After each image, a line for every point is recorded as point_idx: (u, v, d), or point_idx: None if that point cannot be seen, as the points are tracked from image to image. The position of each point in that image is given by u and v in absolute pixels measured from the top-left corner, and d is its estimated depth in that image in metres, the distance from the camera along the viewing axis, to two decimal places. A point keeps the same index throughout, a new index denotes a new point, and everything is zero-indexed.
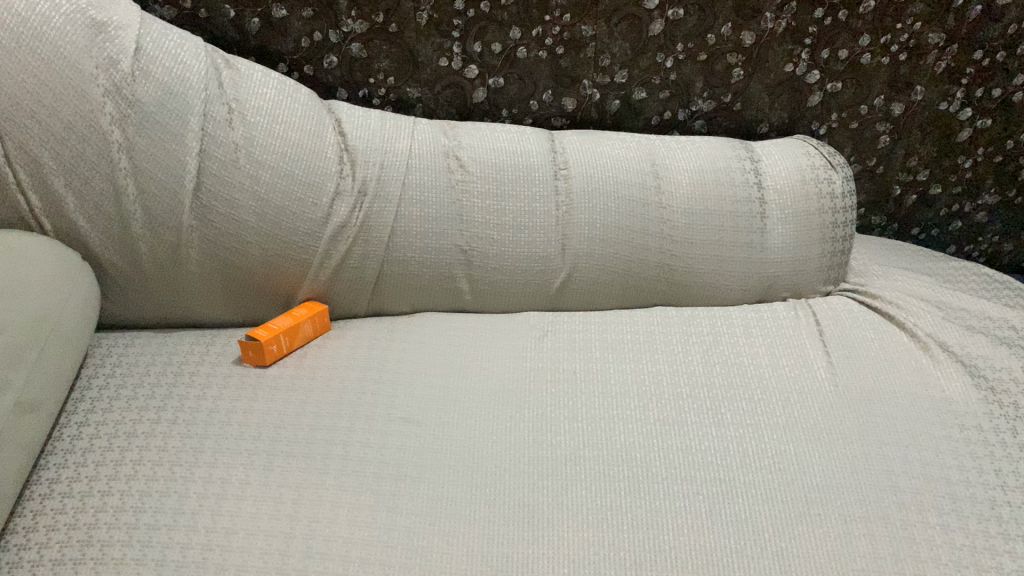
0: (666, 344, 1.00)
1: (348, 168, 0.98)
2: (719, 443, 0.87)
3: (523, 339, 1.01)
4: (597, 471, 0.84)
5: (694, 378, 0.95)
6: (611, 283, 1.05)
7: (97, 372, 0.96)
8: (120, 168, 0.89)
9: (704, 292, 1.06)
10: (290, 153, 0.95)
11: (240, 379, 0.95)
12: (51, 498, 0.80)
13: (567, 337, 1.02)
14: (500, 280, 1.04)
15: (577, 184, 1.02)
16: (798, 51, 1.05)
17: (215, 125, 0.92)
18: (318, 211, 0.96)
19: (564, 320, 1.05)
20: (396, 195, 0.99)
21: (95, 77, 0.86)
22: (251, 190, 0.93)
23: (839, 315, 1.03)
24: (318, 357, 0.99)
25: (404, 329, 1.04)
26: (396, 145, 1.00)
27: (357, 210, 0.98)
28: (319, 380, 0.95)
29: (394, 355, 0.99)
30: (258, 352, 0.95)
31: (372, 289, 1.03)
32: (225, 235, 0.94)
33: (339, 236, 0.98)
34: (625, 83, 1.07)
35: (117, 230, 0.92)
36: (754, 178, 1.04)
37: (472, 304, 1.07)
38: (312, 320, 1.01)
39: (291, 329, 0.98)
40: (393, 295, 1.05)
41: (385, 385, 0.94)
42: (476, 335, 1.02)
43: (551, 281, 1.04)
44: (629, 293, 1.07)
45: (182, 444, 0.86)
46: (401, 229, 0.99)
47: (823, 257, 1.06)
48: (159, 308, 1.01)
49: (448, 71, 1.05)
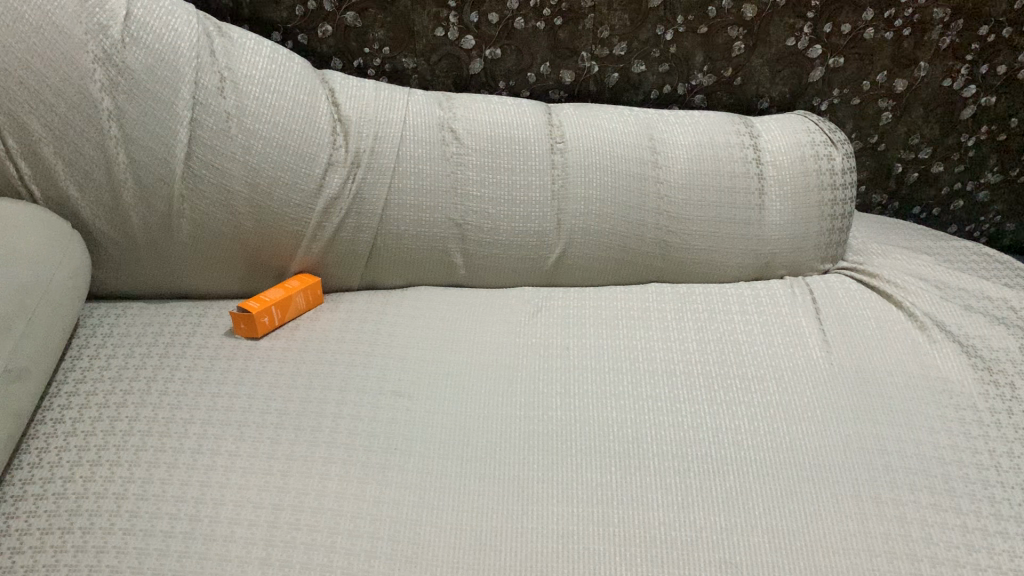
0: (662, 319, 0.99)
1: (341, 139, 0.97)
2: (712, 421, 0.86)
3: (517, 312, 1.00)
4: (588, 446, 0.84)
5: (688, 355, 0.94)
6: (606, 259, 1.04)
7: (87, 341, 0.95)
8: (110, 136, 0.88)
9: (701, 268, 1.05)
10: (283, 123, 0.94)
11: (231, 351, 0.94)
12: (40, 467, 0.80)
13: (561, 311, 1.00)
14: (495, 255, 1.02)
15: (574, 157, 1.00)
16: (800, 25, 1.04)
17: (207, 94, 0.91)
18: (311, 181, 0.95)
19: (559, 294, 1.04)
20: (390, 166, 0.97)
21: (84, 43, 0.86)
22: (243, 161, 0.92)
23: (836, 293, 1.02)
24: (309, 330, 0.98)
25: (396, 302, 1.02)
26: (391, 116, 0.98)
27: (350, 182, 0.97)
28: (311, 353, 0.94)
29: (386, 328, 0.98)
30: (249, 324, 0.95)
31: (365, 262, 1.02)
32: (216, 205, 0.94)
33: (332, 207, 0.97)
34: (624, 55, 1.05)
35: (108, 198, 0.92)
36: (753, 153, 1.03)
37: (466, 279, 1.05)
38: (306, 293, 0.99)
39: (284, 302, 0.97)
40: (386, 268, 1.03)
41: (377, 358, 0.93)
42: (468, 308, 1.01)
43: (545, 256, 1.03)
44: (624, 269, 1.05)
45: (172, 415, 0.86)
46: (395, 202, 0.98)
47: (821, 234, 1.05)
48: (150, 278, 1.00)
49: (445, 41, 1.03)
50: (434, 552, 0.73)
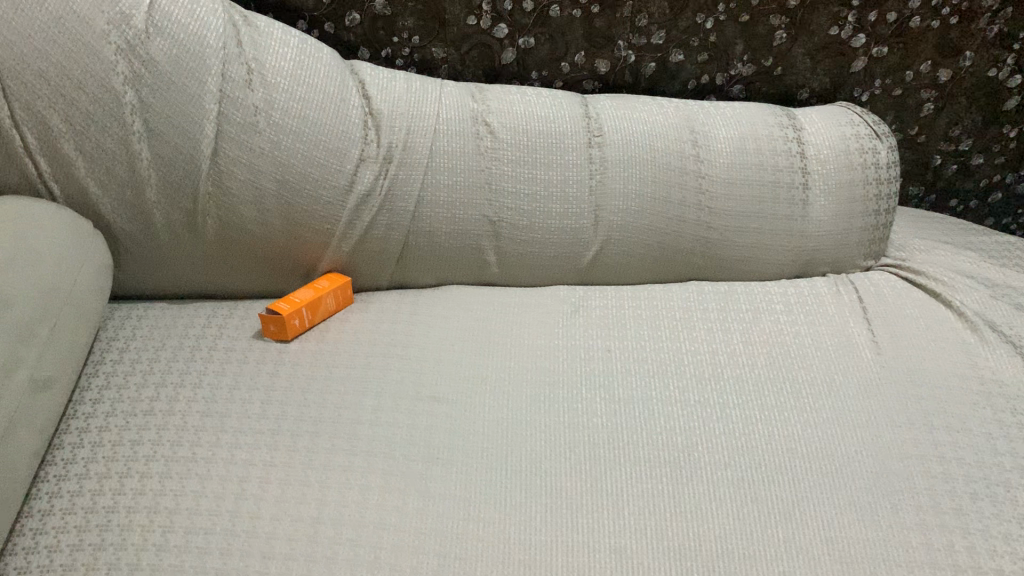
0: (704, 320, 0.95)
1: (373, 134, 0.93)
2: (763, 428, 0.83)
3: (554, 313, 0.97)
4: (637, 455, 0.81)
5: (735, 358, 0.91)
6: (645, 257, 1.00)
7: (110, 344, 0.91)
8: (133, 131, 0.85)
9: (741, 266, 1.02)
10: (313, 117, 0.90)
11: (261, 355, 0.91)
12: (67, 480, 0.76)
13: (600, 312, 0.97)
14: (531, 253, 0.99)
15: (612, 152, 0.97)
16: (844, 13, 1.00)
17: (234, 87, 0.87)
18: (341, 177, 0.91)
19: (597, 293, 1.00)
20: (423, 162, 0.93)
21: (106, 34, 0.83)
22: (271, 156, 0.89)
23: (881, 292, 0.99)
24: (340, 332, 0.94)
25: (429, 301, 0.99)
26: (424, 108, 0.94)
27: (382, 177, 0.93)
28: (344, 358, 0.90)
29: (420, 330, 0.94)
30: (279, 326, 0.91)
31: (396, 261, 0.98)
32: (243, 201, 0.90)
33: (363, 205, 0.93)
34: (662, 44, 1.02)
35: (131, 195, 0.89)
36: (797, 147, 1.00)
37: (500, 278, 1.02)
38: (337, 292, 0.96)
39: (314, 303, 0.93)
40: (417, 268, 1.00)
41: (413, 361, 0.90)
42: (503, 308, 0.98)
43: (582, 255, 0.99)
44: (663, 268, 1.02)
45: (203, 423, 0.82)
46: (428, 198, 0.94)
47: (865, 231, 1.02)
48: (173, 278, 0.97)
49: (477, 30, 0.99)
50: (482, 568, 0.70)
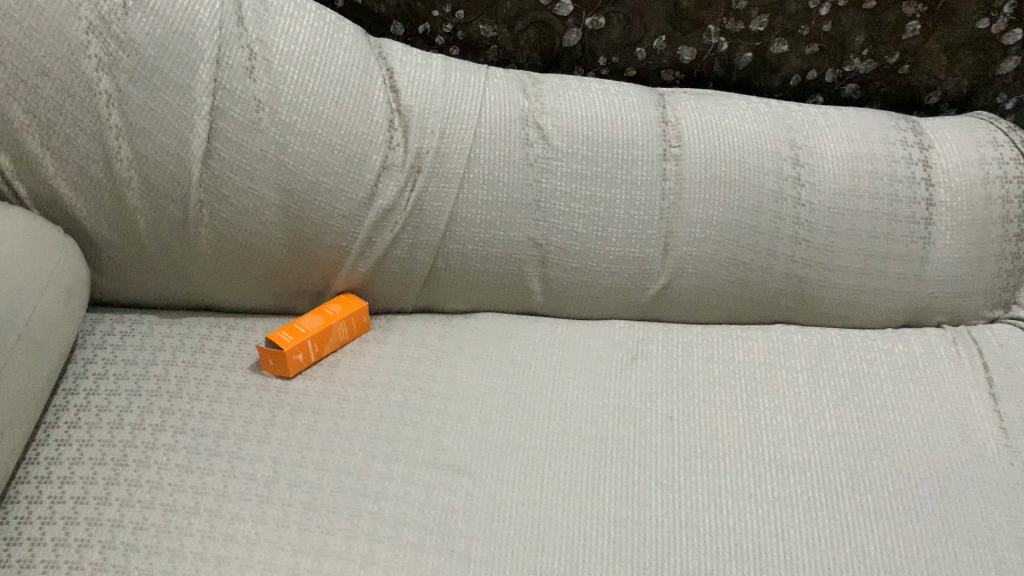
0: (789, 382, 0.79)
1: (400, 135, 0.77)
2: (858, 539, 0.67)
3: (606, 360, 0.81)
4: (699, 566, 0.65)
5: (824, 439, 0.74)
6: (721, 295, 0.83)
7: (86, 369, 0.78)
8: (109, 126, 0.71)
9: (838, 311, 0.84)
10: (327, 115, 0.74)
11: (257, 394, 0.77)
12: (17, 547, 0.64)
13: (662, 361, 0.81)
14: (584, 283, 0.82)
15: (691, 167, 0.79)
16: (999, 3, 0.79)
17: (232, 75, 0.71)
18: (359, 188, 0.76)
19: (660, 335, 0.83)
20: (459, 172, 0.77)
21: (75, 8, 0.68)
22: (275, 160, 0.74)
23: (1013, 357, 0.80)
24: (352, 369, 0.80)
25: (459, 333, 0.83)
26: (463, 105, 0.77)
27: (408, 190, 0.77)
28: (353, 406, 0.76)
29: (445, 372, 0.79)
30: (279, 361, 0.77)
31: (422, 284, 0.83)
32: (241, 211, 0.76)
33: (384, 222, 0.78)
34: (763, 31, 0.82)
35: (110, 199, 0.75)
36: (921, 171, 0.80)
37: (545, 308, 0.85)
38: (352, 319, 0.81)
39: (322, 334, 0.79)
40: (448, 293, 0.84)
41: (434, 415, 0.75)
42: (546, 349, 0.82)
43: (645, 289, 0.83)
44: (743, 308, 0.84)
45: (181, 481, 0.69)
46: (462, 215, 0.78)
47: (997, 277, 0.82)
48: (164, 290, 0.83)
49: (535, 6, 0.81)
50: None
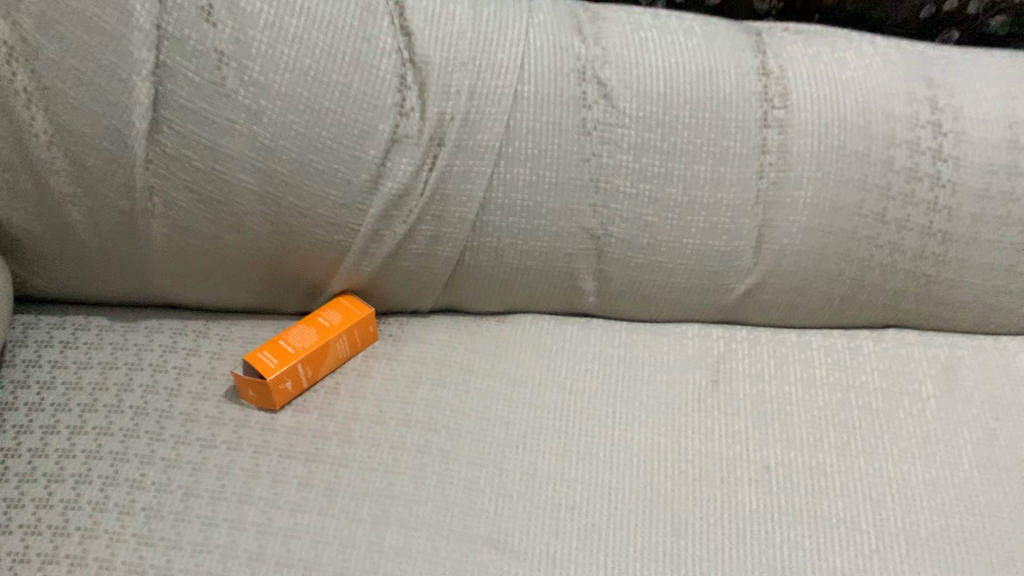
0: (913, 416, 0.62)
1: (414, 96, 0.57)
2: None
3: (679, 384, 0.64)
4: None
5: (964, 500, 0.58)
6: (826, 298, 0.65)
7: (16, 396, 0.61)
8: (15, 91, 0.51)
9: (972, 317, 0.66)
10: (315, 72, 0.54)
11: (236, 433, 0.60)
12: None
13: (750, 386, 0.63)
14: (651, 285, 0.64)
15: (800, 137, 0.60)
16: None
17: (182, 19, 0.51)
18: (361, 168, 0.57)
19: (746, 348, 0.66)
20: (494, 145, 0.58)
21: None
22: (247, 133, 0.55)
23: None
24: (357, 397, 0.63)
25: (491, 345, 0.66)
26: (499, 54, 0.57)
27: (426, 168, 0.58)
28: (359, 452, 0.59)
29: (476, 403, 0.62)
30: (261, 392, 0.60)
31: (444, 284, 0.64)
32: (206, 200, 0.57)
33: (394, 210, 0.59)
34: None
35: (28, 184, 0.56)
36: None
37: (598, 310, 0.67)
38: (355, 331, 0.64)
39: (315, 355, 0.61)
40: (476, 294, 0.66)
41: (463, 464, 0.59)
42: (602, 368, 0.65)
43: (729, 291, 0.64)
44: (852, 313, 0.66)
45: (139, 559, 0.53)
46: (497, 201, 0.60)
47: None
48: (113, 289, 0.65)
49: None
50: None
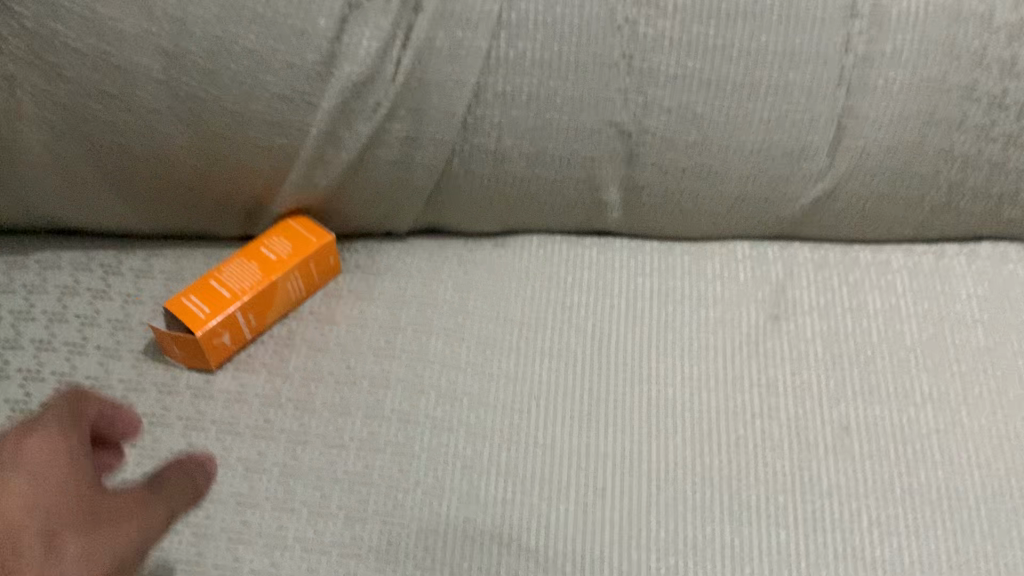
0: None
1: None
2: None
3: (729, 323, 0.50)
4: None
5: None
6: (916, 208, 0.51)
7: None
8: None
9: None
10: None
11: (161, 404, 0.46)
12: None
13: (820, 322, 0.50)
14: (694, 194, 0.50)
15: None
16: None
17: None
18: (308, 46, 0.41)
19: (812, 271, 0.52)
20: (490, 11, 0.42)
21: None
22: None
23: None
24: (318, 351, 0.48)
25: (488, 277, 0.51)
26: None
27: (398, 45, 0.42)
28: (323, 424, 0.46)
29: (472, 355, 0.48)
30: (191, 351, 0.46)
31: (426, 200, 0.49)
32: (92, 93, 0.42)
33: (356, 104, 0.43)
34: None
35: None
36: None
37: (624, 228, 0.53)
38: (311, 265, 0.49)
39: (259, 301, 0.47)
40: (467, 211, 0.51)
41: (461, 436, 0.46)
42: (631, 304, 0.51)
43: (793, 201, 0.50)
44: (946, 225, 0.52)
45: None
46: (494, 89, 0.44)
47: None
48: None
49: None
50: None
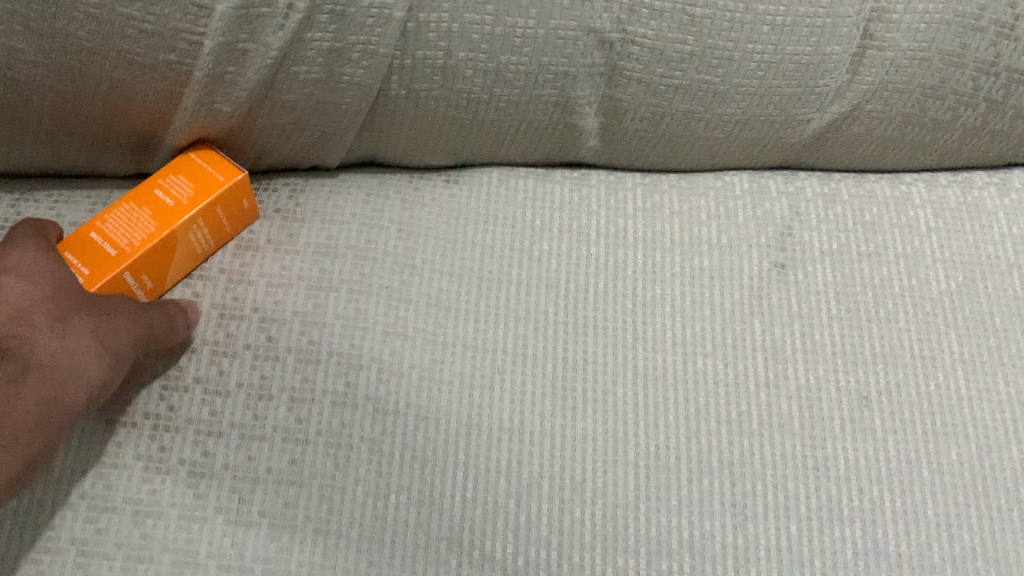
0: None
1: None
2: None
3: (727, 273, 0.42)
4: None
5: None
6: (946, 132, 0.43)
7: None
8: None
9: None
10: None
11: None
12: None
13: (831, 270, 0.42)
14: (686, 119, 0.41)
15: None
16: None
17: None
18: None
19: (821, 208, 0.44)
20: None
21: None
22: None
23: None
24: (230, 318, 0.39)
25: (440, 222, 0.42)
26: None
27: None
28: (240, 411, 0.37)
29: (421, 320, 0.40)
30: None
31: (358, 129, 0.40)
32: None
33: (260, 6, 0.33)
34: None
35: None
36: None
37: (601, 158, 0.44)
38: (218, 209, 0.39)
39: (154, 258, 0.38)
40: (411, 142, 0.41)
41: (409, 422, 0.38)
42: (610, 252, 0.42)
43: (804, 125, 0.42)
44: (976, 151, 0.44)
45: None
46: None
47: None
48: None
49: None
50: None
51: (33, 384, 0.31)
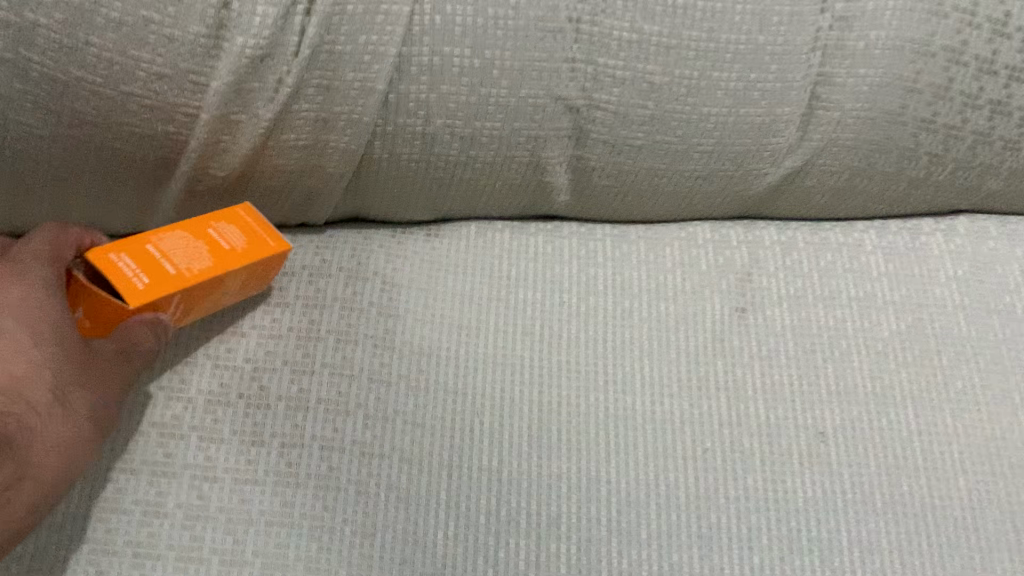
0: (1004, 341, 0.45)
1: None
2: None
3: (691, 318, 0.45)
4: None
5: None
6: (892, 183, 0.46)
7: None
8: None
9: None
10: None
11: None
12: None
13: (788, 313, 0.45)
14: (650, 175, 0.44)
15: None
16: None
17: None
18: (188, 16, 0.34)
19: (778, 256, 0.47)
20: None
21: None
22: None
23: None
24: (223, 368, 0.42)
25: (421, 274, 0.45)
26: None
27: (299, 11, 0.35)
28: (234, 457, 0.40)
29: (404, 367, 0.42)
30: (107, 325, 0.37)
31: (343, 189, 0.43)
32: None
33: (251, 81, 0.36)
34: None
35: None
36: None
37: (572, 211, 0.47)
38: (257, 269, 0.41)
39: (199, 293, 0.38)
40: (393, 199, 0.44)
41: (393, 464, 0.40)
42: (581, 299, 0.45)
43: (760, 179, 0.45)
44: (921, 200, 0.47)
45: None
46: (417, 61, 0.37)
47: None
48: None
49: None
50: None
51: (29, 488, 0.32)
